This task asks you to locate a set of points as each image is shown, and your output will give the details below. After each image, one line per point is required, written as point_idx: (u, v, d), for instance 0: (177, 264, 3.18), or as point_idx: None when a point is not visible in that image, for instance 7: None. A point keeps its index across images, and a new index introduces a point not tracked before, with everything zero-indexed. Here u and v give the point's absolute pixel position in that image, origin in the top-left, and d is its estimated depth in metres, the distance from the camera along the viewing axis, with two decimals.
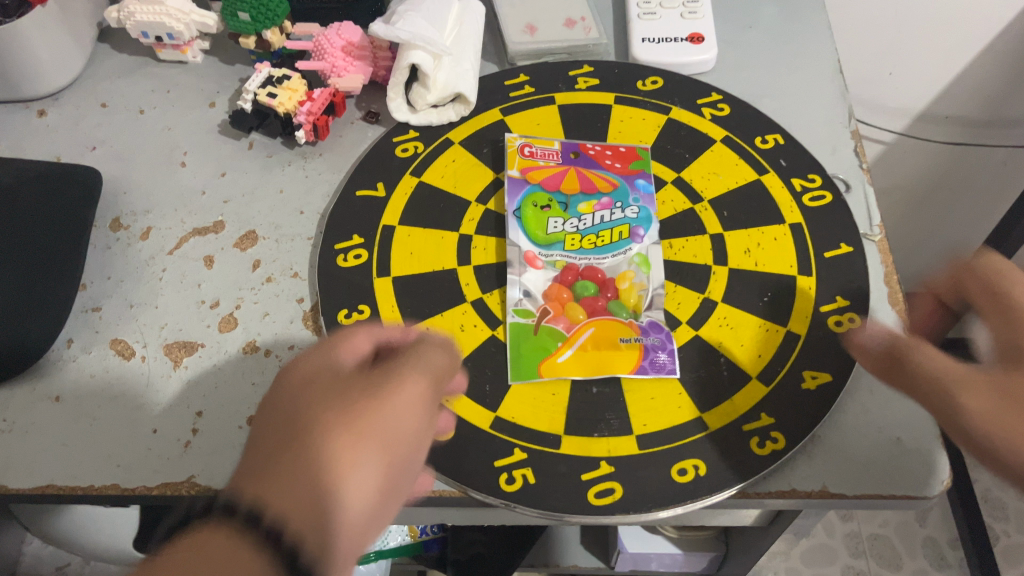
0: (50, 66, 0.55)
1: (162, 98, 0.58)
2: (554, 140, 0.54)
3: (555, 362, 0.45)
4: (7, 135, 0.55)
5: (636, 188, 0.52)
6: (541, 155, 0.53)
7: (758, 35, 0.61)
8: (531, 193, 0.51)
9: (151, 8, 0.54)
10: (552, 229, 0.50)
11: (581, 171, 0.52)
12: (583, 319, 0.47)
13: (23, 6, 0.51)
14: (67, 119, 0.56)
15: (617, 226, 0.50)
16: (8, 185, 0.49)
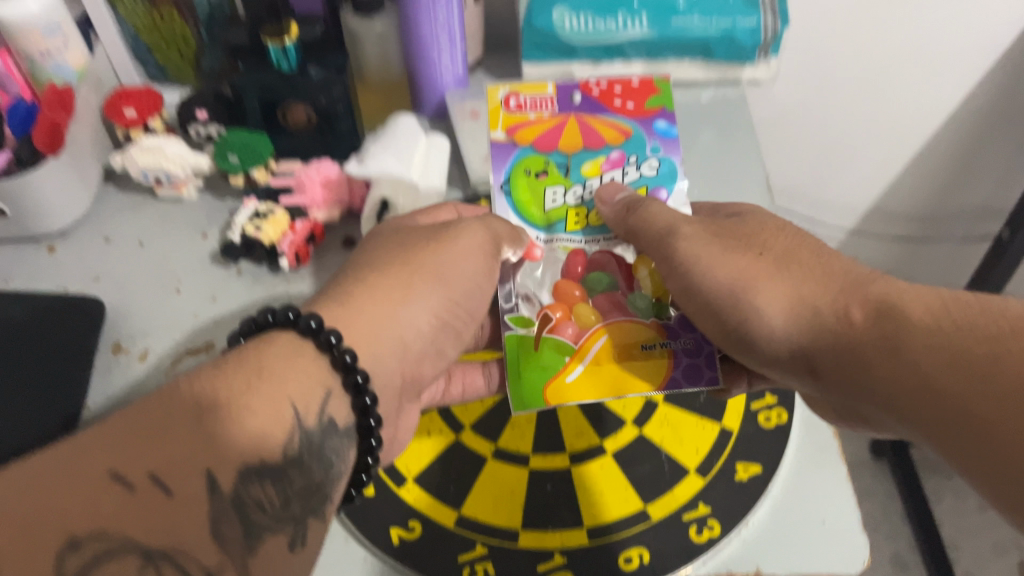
0: (59, 208, 0.61)
1: (159, 231, 0.64)
2: (548, 88, 0.57)
3: (562, 381, 0.50)
4: (20, 270, 0.61)
5: (652, 135, 0.56)
6: (531, 107, 0.56)
7: (695, 156, 0.68)
8: (523, 158, 0.55)
9: (151, 153, 0.61)
10: (549, 203, 0.54)
11: (583, 118, 0.56)
12: (597, 324, 0.52)
13: (38, 157, 0.58)
14: (74, 254, 0.63)
15: (634, 190, 0.54)
16: (21, 318, 0.55)
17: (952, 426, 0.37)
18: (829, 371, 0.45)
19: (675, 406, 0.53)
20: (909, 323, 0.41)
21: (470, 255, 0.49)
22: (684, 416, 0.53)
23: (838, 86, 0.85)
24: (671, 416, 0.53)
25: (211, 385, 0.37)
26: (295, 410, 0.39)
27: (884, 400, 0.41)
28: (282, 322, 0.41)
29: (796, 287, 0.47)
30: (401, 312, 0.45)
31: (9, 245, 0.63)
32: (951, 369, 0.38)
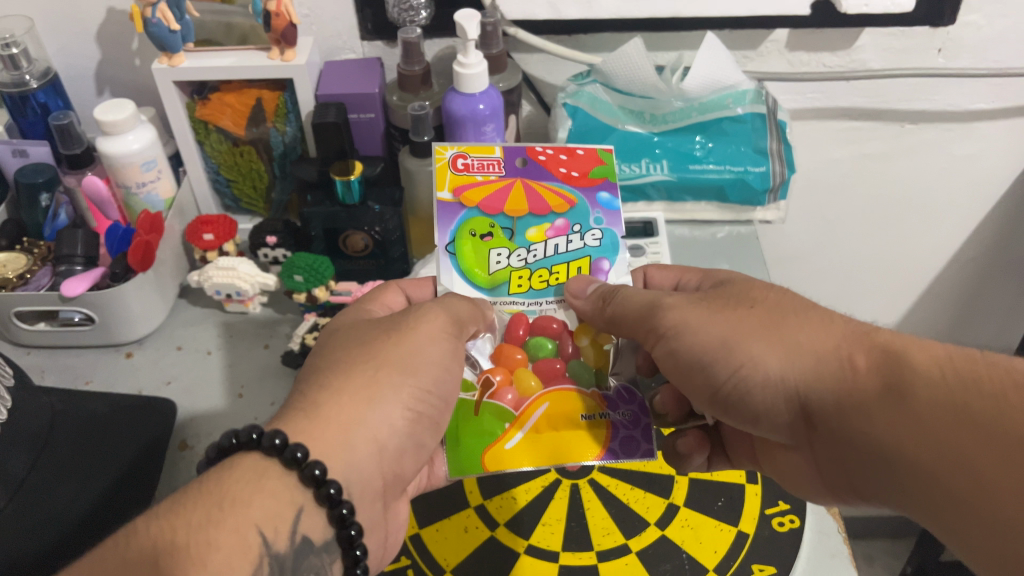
0: (141, 318, 0.69)
1: (226, 342, 0.71)
2: (495, 149, 0.57)
3: (502, 448, 0.51)
4: (99, 373, 0.68)
5: (597, 205, 0.56)
6: (477, 167, 0.56)
7: None
8: (469, 218, 0.54)
9: (226, 272, 0.69)
10: (495, 266, 0.54)
11: (529, 183, 0.55)
12: (539, 391, 0.53)
13: (129, 272, 0.66)
14: (149, 359, 0.69)
15: (575, 260, 0.55)
16: (104, 413, 0.61)
17: (966, 493, 0.36)
18: (827, 424, 0.43)
19: (696, 509, 0.57)
20: (916, 375, 0.39)
21: (429, 344, 0.49)
22: (703, 519, 0.57)
23: (842, 228, 0.92)
24: (692, 518, 0.57)
25: (170, 526, 0.37)
26: (262, 536, 0.39)
27: (883, 458, 0.40)
28: (244, 443, 0.41)
29: (789, 334, 0.45)
30: (370, 414, 0.45)
31: (91, 350, 0.70)
32: (966, 427, 0.36)
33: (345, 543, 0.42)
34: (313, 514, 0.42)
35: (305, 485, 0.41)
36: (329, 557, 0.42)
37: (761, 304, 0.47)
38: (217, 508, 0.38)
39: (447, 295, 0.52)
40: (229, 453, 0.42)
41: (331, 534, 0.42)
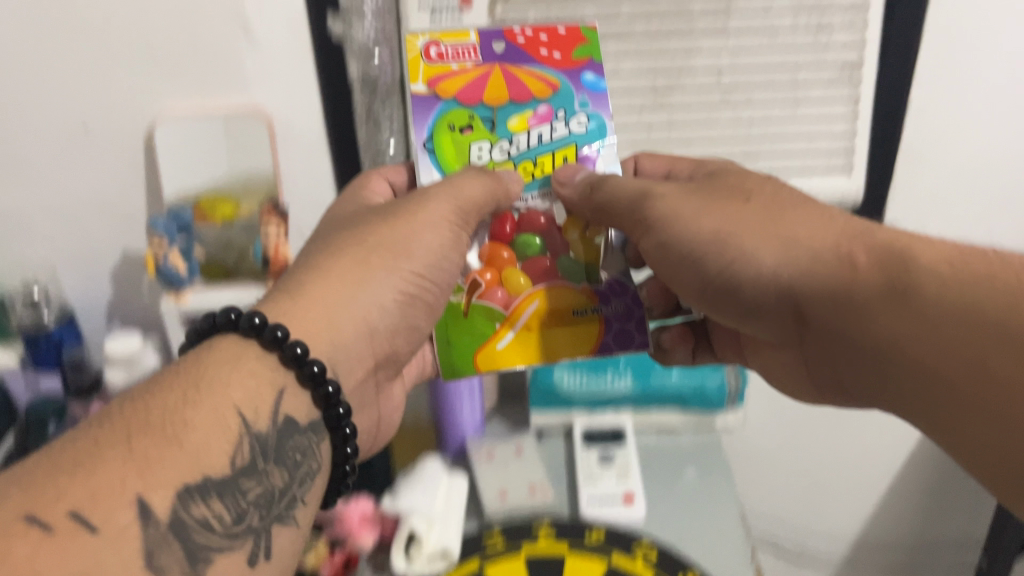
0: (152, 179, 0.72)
1: None
2: (470, 33, 0.55)
3: (495, 349, 0.55)
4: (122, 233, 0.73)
5: (583, 85, 0.55)
6: (453, 55, 0.55)
7: None
8: (448, 110, 0.54)
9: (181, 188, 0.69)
10: (478, 156, 0.55)
11: (507, 68, 0.55)
12: (530, 287, 0.56)
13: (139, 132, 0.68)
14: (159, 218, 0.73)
15: (562, 147, 0.55)
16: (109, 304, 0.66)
17: (969, 385, 0.37)
18: (820, 320, 0.44)
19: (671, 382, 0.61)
20: (923, 270, 0.40)
21: (429, 232, 0.51)
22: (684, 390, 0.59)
23: None
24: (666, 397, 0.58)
25: (144, 407, 0.35)
26: (241, 416, 0.38)
27: (884, 350, 0.41)
28: (223, 323, 0.42)
29: (785, 230, 0.46)
30: (360, 296, 0.48)
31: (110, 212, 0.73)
32: (970, 327, 0.37)
33: (331, 424, 0.43)
34: (296, 393, 0.42)
35: (285, 365, 0.41)
36: (318, 436, 0.42)
37: (753, 193, 0.49)
38: (194, 388, 0.37)
39: (460, 174, 0.52)
40: (223, 330, 0.42)
41: (317, 413, 0.43)
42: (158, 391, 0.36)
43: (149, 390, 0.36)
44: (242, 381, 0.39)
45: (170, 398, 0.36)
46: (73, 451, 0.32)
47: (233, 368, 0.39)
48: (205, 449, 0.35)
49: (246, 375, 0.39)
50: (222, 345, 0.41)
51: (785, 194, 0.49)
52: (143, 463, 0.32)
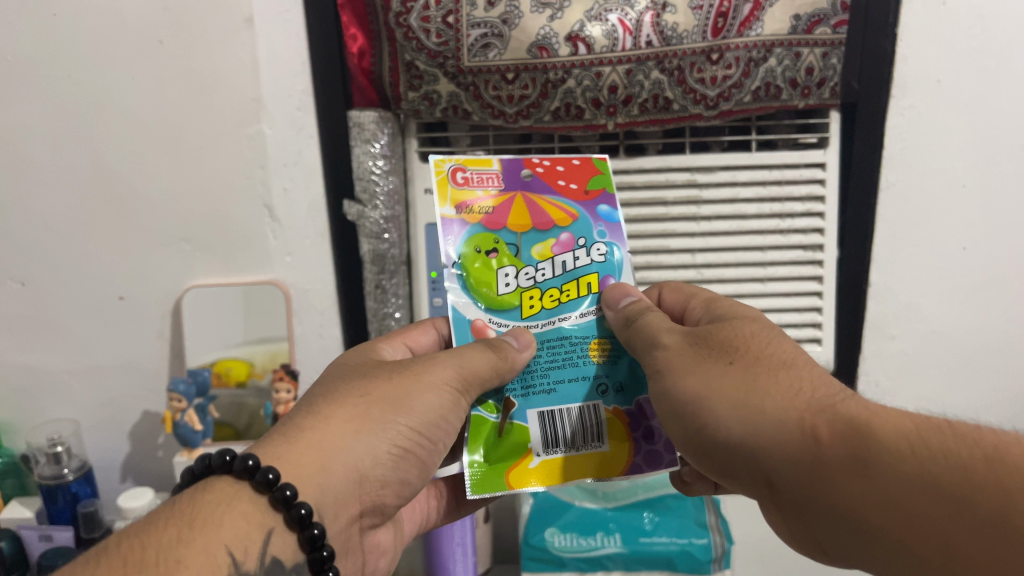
0: (227, 181, 0.80)
1: (297, 243, 0.83)
2: (490, 161, 0.56)
3: (525, 468, 0.51)
4: (199, 234, 0.82)
5: (599, 216, 0.56)
6: (475, 181, 0.56)
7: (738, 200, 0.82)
8: (478, 236, 0.55)
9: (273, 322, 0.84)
10: (505, 286, 0.54)
11: (529, 197, 0.56)
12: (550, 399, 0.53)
13: (228, 149, 0.79)
14: (229, 220, 0.81)
15: (585, 277, 0.55)
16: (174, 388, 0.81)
17: (945, 565, 0.33)
18: (791, 495, 0.40)
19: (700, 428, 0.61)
20: (887, 451, 0.36)
21: (430, 394, 0.50)
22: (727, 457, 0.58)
23: None
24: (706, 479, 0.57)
25: (141, 546, 0.37)
26: (230, 556, 0.39)
27: (850, 527, 0.37)
28: (240, 470, 0.43)
29: (753, 398, 0.42)
30: (354, 443, 0.47)
31: (193, 213, 0.81)
32: (935, 504, 0.34)
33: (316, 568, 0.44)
34: (284, 534, 0.43)
35: (276, 510, 0.43)
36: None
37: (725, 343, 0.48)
38: (186, 527, 0.39)
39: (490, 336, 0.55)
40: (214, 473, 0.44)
41: (302, 557, 0.44)
42: (153, 533, 0.38)
43: (147, 531, 0.39)
44: (230, 521, 0.41)
45: (169, 537, 0.38)
46: None
47: (235, 512, 0.42)
48: None
49: (231, 524, 0.41)
50: (214, 491, 0.43)
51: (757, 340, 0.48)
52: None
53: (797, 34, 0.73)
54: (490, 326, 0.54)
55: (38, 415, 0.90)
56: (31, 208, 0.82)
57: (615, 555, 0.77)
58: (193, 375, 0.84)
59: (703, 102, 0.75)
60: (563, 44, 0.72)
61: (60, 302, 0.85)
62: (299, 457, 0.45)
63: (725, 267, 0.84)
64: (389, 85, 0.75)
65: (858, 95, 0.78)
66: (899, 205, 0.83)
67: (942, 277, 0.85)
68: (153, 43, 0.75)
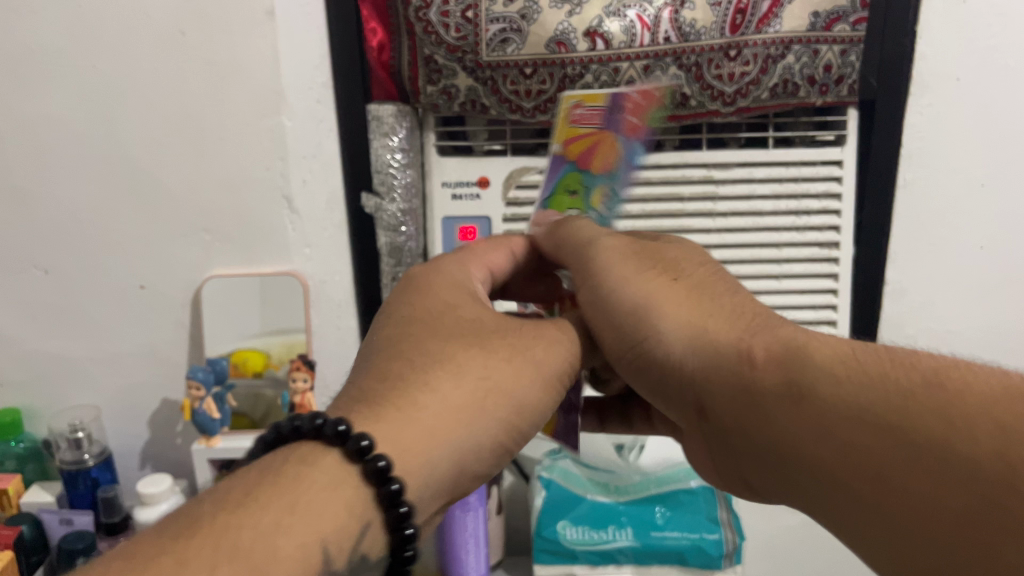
0: (246, 173, 0.81)
1: (315, 235, 0.84)
2: (595, 102, 0.55)
3: None
4: (218, 225, 0.83)
5: (643, 170, 0.58)
6: (576, 116, 0.55)
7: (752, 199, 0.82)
8: None
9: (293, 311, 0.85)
10: (552, 218, 0.56)
11: (605, 142, 0.56)
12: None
13: (247, 141, 0.80)
14: (248, 212, 0.83)
15: None
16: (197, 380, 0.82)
17: (854, 474, 0.36)
18: (722, 412, 0.44)
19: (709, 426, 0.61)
20: (818, 372, 0.39)
21: (524, 379, 0.47)
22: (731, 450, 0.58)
23: None
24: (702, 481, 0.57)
25: (236, 526, 0.35)
26: (323, 543, 0.37)
27: (776, 442, 0.40)
28: (352, 451, 0.39)
29: (696, 321, 0.46)
30: (463, 434, 0.44)
31: (212, 205, 0.82)
32: (857, 423, 0.36)
33: (399, 569, 0.41)
34: (377, 531, 0.40)
35: (377, 502, 0.40)
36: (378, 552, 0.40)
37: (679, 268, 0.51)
38: (272, 491, 0.37)
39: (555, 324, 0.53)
40: (316, 442, 0.41)
41: (387, 556, 0.41)
42: (251, 511, 0.36)
43: (251, 506, 0.36)
44: (331, 509, 0.38)
45: (266, 520, 0.36)
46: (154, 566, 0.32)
47: (336, 498, 0.39)
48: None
49: (331, 512, 0.38)
50: (324, 466, 0.40)
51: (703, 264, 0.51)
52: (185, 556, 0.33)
53: (816, 31, 0.73)
54: None
55: (60, 402, 0.91)
56: (53, 199, 0.83)
57: (626, 549, 0.78)
58: (212, 364, 0.84)
59: (720, 98, 0.75)
60: (581, 39, 0.72)
61: (82, 291, 0.87)
62: (415, 449, 0.42)
63: (740, 264, 0.84)
64: (408, 79, 0.76)
65: (876, 93, 0.78)
66: (915, 204, 0.82)
67: (959, 277, 0.85)
68: (176, 35, 0.76)
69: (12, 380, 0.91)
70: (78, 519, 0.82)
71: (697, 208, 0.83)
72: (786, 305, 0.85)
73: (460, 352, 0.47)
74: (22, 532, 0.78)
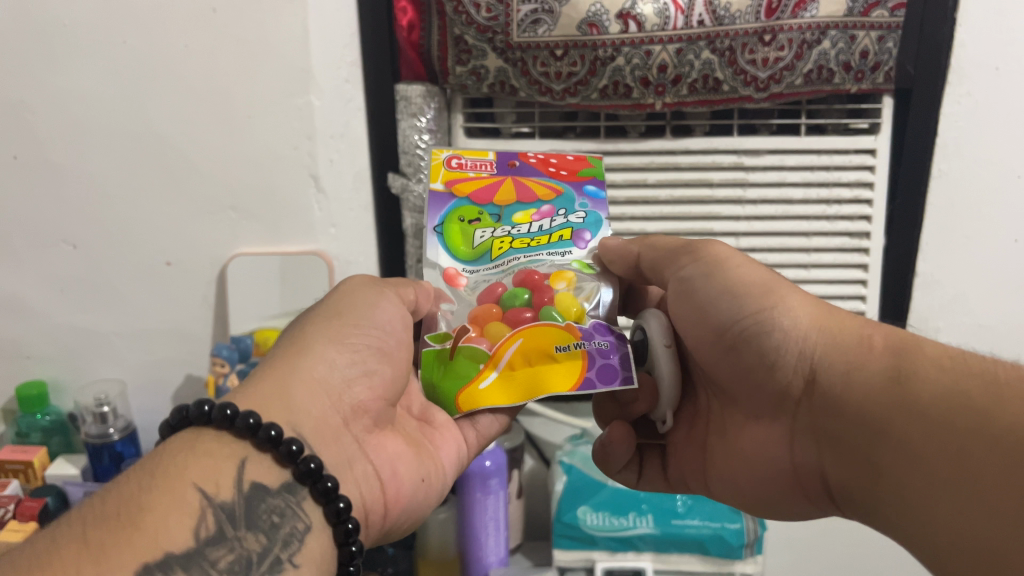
0: (273, 151, 0.81)
1: (341, 215, 0.84)
2: (487, 152, 0.61)
3: (474, 387, 0.51)
4: (245, 203, 0.83)
5: (585, 193, 0.60)
6: (469, 167, 0.61)
7: (780, 186, 0.81)
8: (458, 206, 0.59)
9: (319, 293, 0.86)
10: (479, 238, 0.58)
11: (519, 179, 0.60)
12: (509, 333, 0.52)
13: (274, 118, 0.80)
14: (274, 189, 0.83)
15: (561, 232, 0.58)
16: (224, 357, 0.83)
17: (930, 454, 0.36)
18: (826, 394, 0.43)
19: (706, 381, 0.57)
20: (928, 357, 0.39)
21: (359, 298, 0.52)
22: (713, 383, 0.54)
23: None
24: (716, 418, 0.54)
25: (101, 500, 0.35)
26: (200, 492, 0.37)
27: (868, 426, 0.40)
28: (196, 416, 0.40)
29: (822, 312, 0.46)
30: (302, 354, 0.47)
31: (238, 182, 0.83)
32: (953, 399, 0.36)
33: (306, 477, 0.41)
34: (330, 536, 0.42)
35: (242, 437, 0.40)
36: (296, 496, 0.41)
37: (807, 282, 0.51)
38: (147, 474, 0.37)
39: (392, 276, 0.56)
40: (176, 428, 0.41)
41: (289, 476, 0.41)
42: (114, 485, 0.36)
43: (112, 483, 0.37)
44: (195, 458, 0.39)
45: (134, 485, 0.36)
46: (37, 548, 0.32)
47: (200, 451, 0.39)
48: (168, 520, 0.35)
49: (197, 463, 0.38)
50: (174, 438, 0.40)
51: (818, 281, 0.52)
52: (97, 551, 0.32)
53: (853, 17, 0.71)
54: (462, 275, 0.57)
55: (88, 375, 0.92)
56: (82, 173, 0.83)
57: (646, 536, 0.77)
58: (236, 341, 0.85)
59: (753, 84, 0.74)
60: (613, 22, 0.71)
61: (109, 267, 0.87)
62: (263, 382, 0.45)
63: (769, 253, 0.83)
64: (437, 59, 0.76)
65: (913, 80, 0.77)
66: (947, 195, 0.81)
67: (991, 269, 0.84)
68: (207, 12, 0.76)
69: (40, 353, 0.92)
70: None
71: (722, 196, 0.82)
72: (814, 293, 0.84)
73: (299, 323, 0.51)
74: (47, 504, 0.79)
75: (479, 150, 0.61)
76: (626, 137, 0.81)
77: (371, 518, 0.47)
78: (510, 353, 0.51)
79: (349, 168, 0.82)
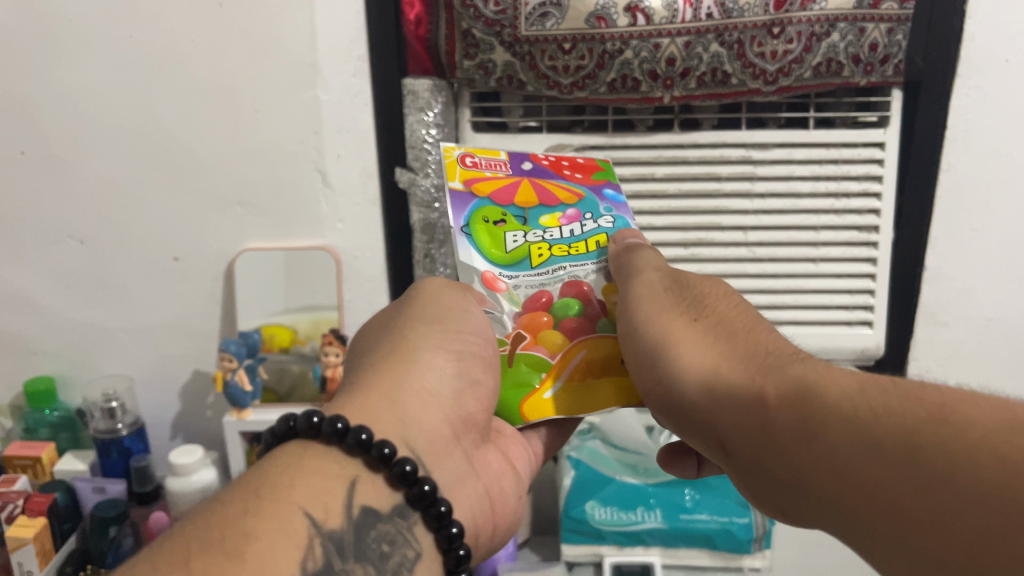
0: (281, 147, 0.81)
1: (349, 211, 0.84)
2: (498, 150, 0.61)
3: (539, 396, 0.52)
4: (253, 198, 0.83)
5: (605, 198, 0.61)
6: (484, 167, 0.60)
7: (787, 180, 0.81)
8: (481, 207, 0.58)
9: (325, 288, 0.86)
10: (512, 242, 0.57)
11: (535, 181, 0.61)
12: (568, 345, 0.54)
13: (282, 114, 0.80)
14: (283, 185, 0.83)
15: (594, 236, 0.58)
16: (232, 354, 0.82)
17: (869, 518, 0.32)
18: (740, 457, 0.39)
19: None
20: (822, 406, 0.35)
21: (453, 303, 0.53)
22: None
23: None
24: None
25: (204, 525, 0.34)
26: (309, 518, 0.37)
27: (796, 494, 0.36)
28: (307, 428, 0.41)
29: (716, 355, 0.42)
30: (412, 365, 0.48)
31: (246, 178, 0.82)
32: (865, 456, 0.32)
33: (417, 499, 0.42)
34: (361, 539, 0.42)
35: (356, 455, 0.41)
36: (408, 521, 0.42)
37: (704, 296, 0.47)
38: (253, 497, 0.36)
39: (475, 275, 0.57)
40: (286, 438, 0.42)
41: (401, 497, 0.42)
42: (215, 511, 0.35)
43: (213, 506, 0.36)
44: (298, 482, 0.38)
45: (236, 513, 0.35)
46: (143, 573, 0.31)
47: (307, 472, 0.39)
48: (273, 550, 0.34)
49: (303, 487, 0.38)
50: (284, 454, 0.41)
51: (718, 291, 0.48)
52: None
53: (862, 9, 0.71)
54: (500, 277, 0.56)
55: (95, 370, 0.92)
56: (90, 168, 0.83)
57: (655, 531, 0.78)
58: (245, 336, 0.84)
59: (762, 77, 0.74)
60: (621, 15, 0.71)
61: (118, 263, 0.87)
62: (374, 396, 0.45)
63: (776, 248, 0.83)
64: (444, 53, 0.76)
65: (922, 73, 0.77)
66: (956, 189, 0.81)
67: (1001, 263, 0.83)
68: (213, 6, 0.76)
69: (48, 348, 0.92)
70: (111, 488, 0.83)
71: (730, 190, 0.81)
72: (820, 288, 0.84)
73: (389, 327, 0.52)
74: (56, 499, 0.79)
75: (490, 150, 0.61)
76: (634, 131, 0.81)
77: (481, 537, 0.48)
78: (573, 364, 0.53)
79: (357, 164, 0.82)
